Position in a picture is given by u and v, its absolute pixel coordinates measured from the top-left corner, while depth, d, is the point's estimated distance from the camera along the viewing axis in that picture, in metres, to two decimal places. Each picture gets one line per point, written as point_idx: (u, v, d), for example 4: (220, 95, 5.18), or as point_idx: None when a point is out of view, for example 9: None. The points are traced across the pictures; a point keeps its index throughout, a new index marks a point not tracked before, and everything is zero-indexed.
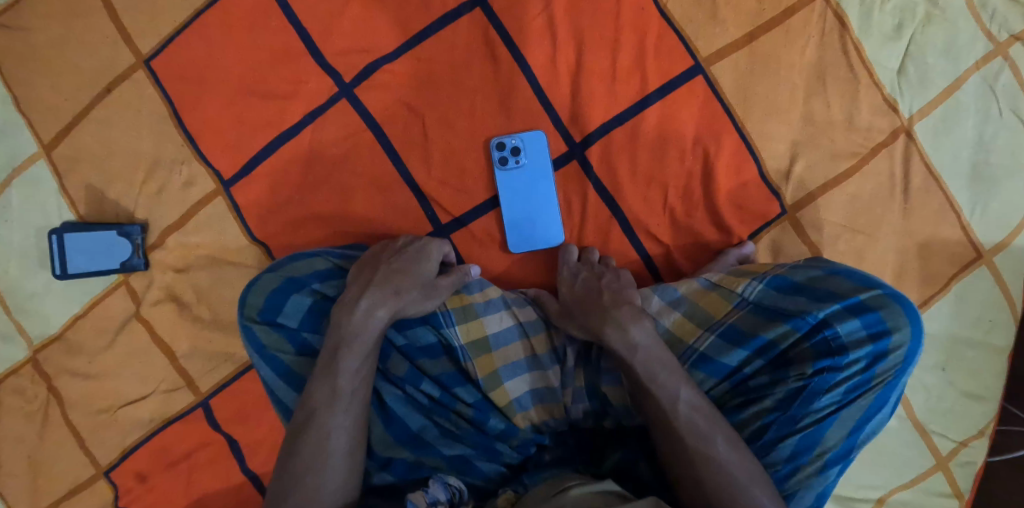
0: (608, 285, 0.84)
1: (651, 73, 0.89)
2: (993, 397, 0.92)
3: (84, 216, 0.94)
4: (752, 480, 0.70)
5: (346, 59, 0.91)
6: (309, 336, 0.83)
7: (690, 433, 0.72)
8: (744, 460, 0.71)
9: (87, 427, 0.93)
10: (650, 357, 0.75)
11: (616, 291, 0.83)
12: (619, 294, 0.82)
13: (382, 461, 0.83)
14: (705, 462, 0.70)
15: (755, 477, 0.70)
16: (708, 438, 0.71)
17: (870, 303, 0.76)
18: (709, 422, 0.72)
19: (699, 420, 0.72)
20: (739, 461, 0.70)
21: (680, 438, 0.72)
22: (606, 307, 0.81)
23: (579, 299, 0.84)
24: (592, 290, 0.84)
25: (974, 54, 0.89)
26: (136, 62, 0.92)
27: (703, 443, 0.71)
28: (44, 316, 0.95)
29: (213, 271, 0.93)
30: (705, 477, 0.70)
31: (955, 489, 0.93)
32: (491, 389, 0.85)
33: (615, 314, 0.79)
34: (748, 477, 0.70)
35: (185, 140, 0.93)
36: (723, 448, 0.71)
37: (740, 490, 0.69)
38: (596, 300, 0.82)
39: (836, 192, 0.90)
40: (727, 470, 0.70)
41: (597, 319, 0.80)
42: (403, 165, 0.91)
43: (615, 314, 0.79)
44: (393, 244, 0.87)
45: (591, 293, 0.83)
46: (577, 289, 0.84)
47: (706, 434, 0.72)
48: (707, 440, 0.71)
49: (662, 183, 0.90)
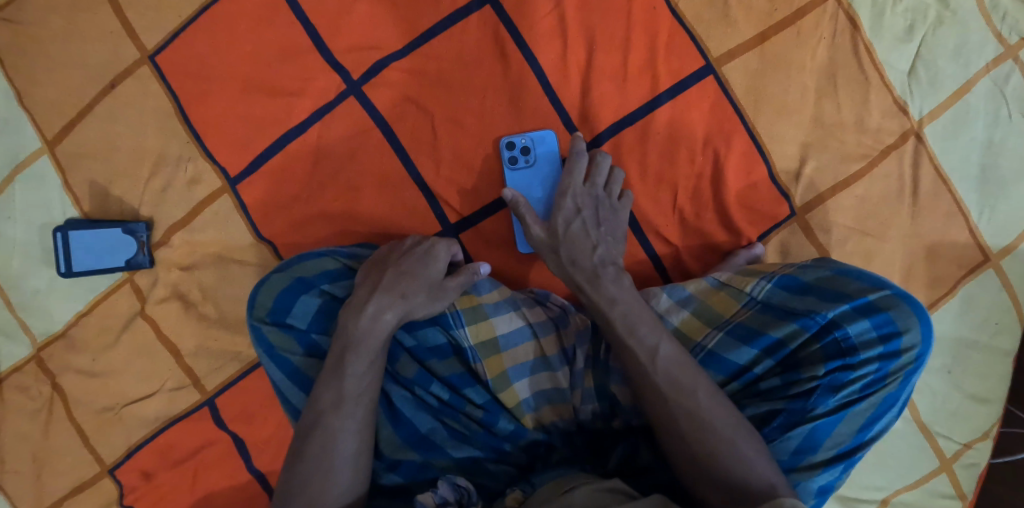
0: (604, 238, 0.83)
1: (662, 73, 0.88)
2: (998, 400, 0.93)
3: (88, 213, 0.93)
4: (736, 429, 0.70)
5: (355, 56, 0.90)
6: (318, 337, 0.83)
7: (670, 387, 0.72)
8: (726, 414, 0.71)
9: (91, 425, 0.93)
10: (629, 312, 0.76)
11: (608, 246, 0.83)
12: (608, 250, 0.83)
13: (390, 462, 0.83)
14: (686, 416, 0.71)
15: (743, 429, 0.70)
16: (681, 391, 0.72)
17: (880, 303, 0.76)
18: (686, 376, 0.72)
19: (674, 376, 0.72)
20: (718, 411, 0.71)
21: (661, 392, 0.72)
22: (596, 265, 0.81)
23: (572, 242, 0.82)
24: (586, 236, 0.83)
25: (984, 57, 0.89)
26: (141, 58, 0.91)
27: (683, 396, 0.72)
28: (47, 314, 0.94)
29: (220, 269, 0.93)
30: (688, 432, 0.71)
31: (958, 490, 0.94)
32: (500, 390, 0.85)
33: (603, 273, 0.80)
34: (733, 432, 0.70)
35: (191, 137, 0.91)
36: (705, 401, 0.71)
37: (725, 441, 0.69)
38: (589, 253, 0.82)
39: (845, 194, 0.91)
40: (712, 422, 0.70)
41: (583, 271, 0.81)
42: (412, 163, 0.91)
43: (603, 273, 0.80)
44: (401, 246, 0.86)
45: (585, 240, 0.83)
46: (573, 230, 0.83)
47: (689, 388, 0.72)
48: (687, 392, 0.71)
49: (671, 184, 0.90)
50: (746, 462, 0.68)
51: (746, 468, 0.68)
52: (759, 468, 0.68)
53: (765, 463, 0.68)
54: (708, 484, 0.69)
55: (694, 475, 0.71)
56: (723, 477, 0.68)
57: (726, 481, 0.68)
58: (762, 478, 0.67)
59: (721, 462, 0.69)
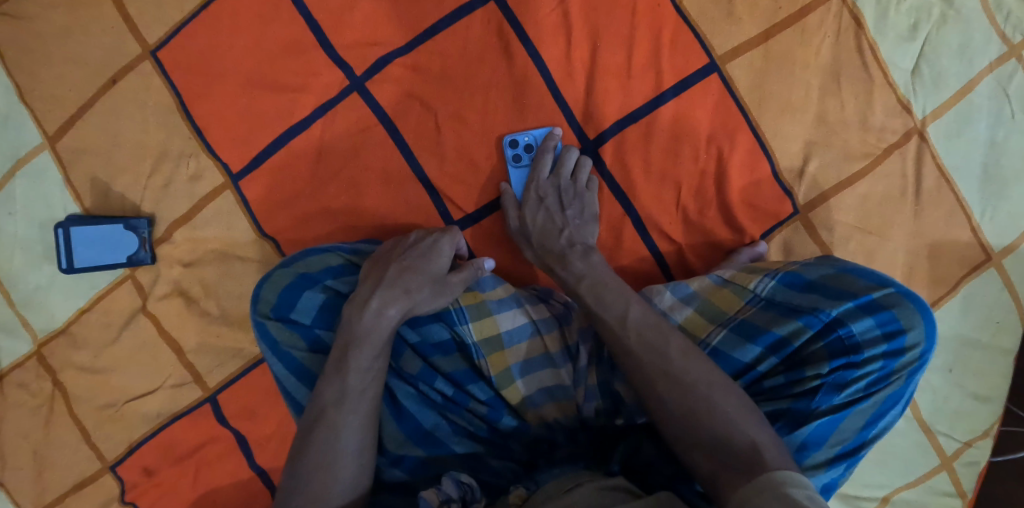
0: (571, 222, 0.87)
1: (666, 70, 0.88)
2: (999, 398, 0.93)
3: (90, 209, 0.93)
4: (720, 392, 0.70)
5: (358, 52, 0.89)
6: (321, 333, 0.83)
7: (644, 349, 0.74)
8: (704, 371, 0.72)
9: (92, 422, 0.92)
10: (597, 283, 0.80)
11: (576, 230, 0.86)
12: (576, 234, 0.86)
13: (394, 458, 0.83)
14: (664, 378, 0.72)
15: (724, 386, 0.71)
16: (652, 351, 0.74)
17: (883, 301, 0.76)
18: (656, 341, 0.75)
19: (643, 340, 0.75)
20: (695, 372, 0.72)
21: (635, 354, 0.75)
22: (563, 247, 0.85)
23: (540, 229, 0.86)
24: (553, 223, 0.86)
25: (987, 56, 0.89)
26: (143, 53, 0.90)
27: (655, 356, 0.74)
28: (48, 311, 0.93)
29: (222, 266, 0.92)
30: (666, 393, 0.72)
31: (959, 488, 0.94)
32: (503, 386, 0.85)
33: (568, 255, 0.84)
34: (710, 387, 0.70)
35: (193, 132, 0.91)
36: (679, 360, 0.73)
37: (703, 399, 0.70)
38: (556, 237, 0.85)
39: (848, 193, 0.91)
40: (690, 379, 0.71)
41: (551, 255, 0.85)
42: (415, 160, 0.90)
43: (568, 255, 0.84)
44: (405, 241, 0.85)
45: (553, 227, 0.86)
46: (539, 218, 0.87)
47: (661, 347, 0.74)
48: (660, 353, 0.74)
49: (675, 181, 0.90)
50: (730, 421, 0.68)
51: (729, 429, 0.68)
52: (745, 428, 0.68)
53: (750, 422, 0.68)
54: (694, 448, 0.69)
55: (681, 439, 0.71)
56: (709, 438, 0.69)
57: (712, 443, 0.68)
58: (746, 437, 0.67)
59: (706, 424, 0.69)
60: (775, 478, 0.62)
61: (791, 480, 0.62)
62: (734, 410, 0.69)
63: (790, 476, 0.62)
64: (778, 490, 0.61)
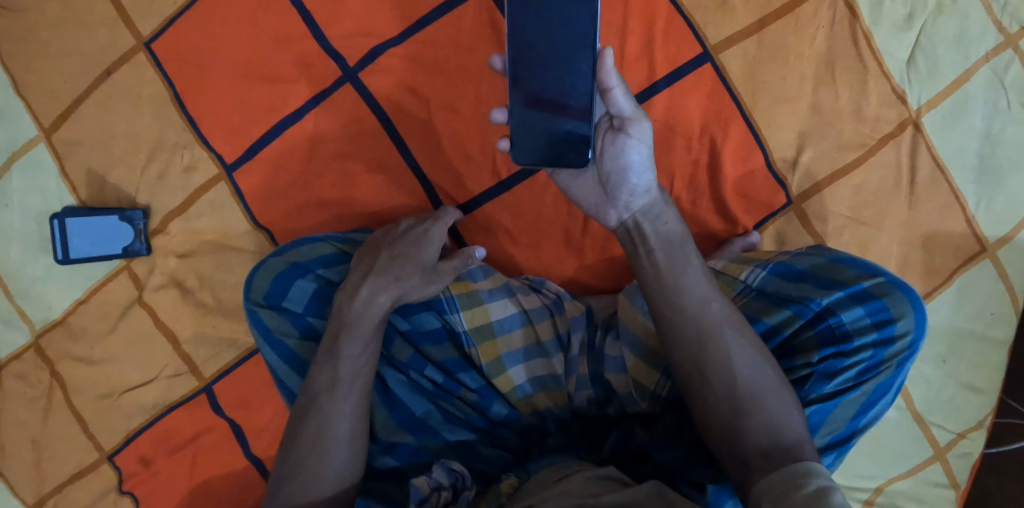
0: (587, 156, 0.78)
1: (659, 60, 0.88)
2: (993, 390, 0.93)
3: (86, 200, 0.94)
4: (782, 383, 0.68)
5: (351, 43, 0.89)
6: (313, 320, 0.84)
7: (729, 324, 0.69)
8: (766, 360, 0.69)
9: (89, 412, 0.93)
10: (682, 243, 0.73)
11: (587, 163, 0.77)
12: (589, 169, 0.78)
13: (386, 445, 0.84)
14: (738, 356, 0.68)
15: (781, 377, 0.69)
16: (736, 327, 0.69)
17: (874, 291, 0.75)
18: (738, 319, 0.70)
19: (729, 316, 0.70)
20: (766, 358, 0.69)
21: (717, 326, 0.69)
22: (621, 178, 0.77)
23: None
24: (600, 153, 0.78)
25: (983, 45, 0.88)
26: (137, 45, 0.91)
27: (738, 334, 0.69)
28: (45, 302, 0.94)
29: (217, 256, 0.93)
30: (737, 373, 0.67)
31: (952, 479, 0.94)
32: (494, 375, 0.85)
33: None
34: (774, 375, 0.68)
35: (187, 124, 0.91)
36: (750, 342, 0.69)
37: (767, 386, 0.67)
38: None
39: (841, 184, 0.90)
40: (759, 363, 0.68)
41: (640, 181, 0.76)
42: (408, 151, 0.91)
43: None
44: (395, 229, 0.86)
45: None
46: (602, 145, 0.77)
47: (739, 325, 0.70)
48: (740, 329, 0.69)
49: (667, 172, 0.90)
50: (784, 412, 0.66)
51: (784, 419, 0.66)
52: (793, 420, 0.66)
53: (800, 417, 0.66)
54: (743, 434, 0.66)
55: (723, 425, 0.67)
56: (761, 424, 0.65)
57: (763, 431, 0.65)
58: (794, 429, 0.65)
59: (764, 411, 0.66)
60: (816, 470, 0.60)
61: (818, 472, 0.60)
62: (790, 401, 0.67)
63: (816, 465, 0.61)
64: (814, 485, 0.59)
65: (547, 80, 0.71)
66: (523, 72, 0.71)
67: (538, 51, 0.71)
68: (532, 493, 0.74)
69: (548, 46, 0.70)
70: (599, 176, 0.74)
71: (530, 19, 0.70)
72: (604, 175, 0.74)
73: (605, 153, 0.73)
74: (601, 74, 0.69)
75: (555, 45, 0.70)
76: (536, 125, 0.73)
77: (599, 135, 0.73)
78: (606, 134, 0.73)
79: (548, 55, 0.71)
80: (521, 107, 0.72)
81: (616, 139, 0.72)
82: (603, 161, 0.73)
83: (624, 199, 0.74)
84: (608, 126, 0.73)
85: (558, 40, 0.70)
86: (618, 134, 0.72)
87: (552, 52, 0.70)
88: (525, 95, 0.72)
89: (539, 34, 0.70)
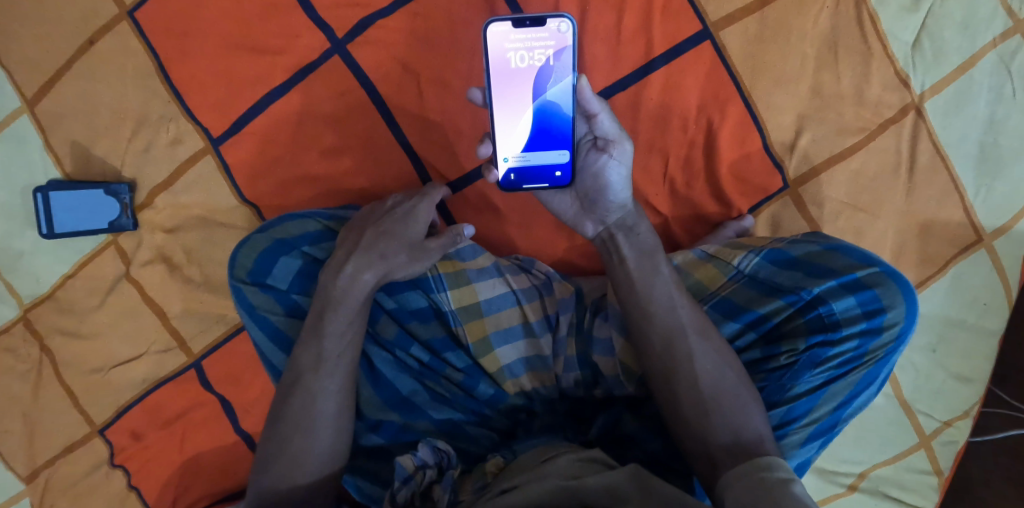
0: None
1: (657, 37, 0.85)
2: (982, 380, 0.93)
3: (71, 174, 0.93)
4: (745, 385, 0.71)
5: (339, 13, 0.87)
6: (298, 298, 0.84)
7: (695, 328, 0.73)
8: (730, 364, 0.72)
9: (80, 385, 0.94)
10: (652, 248, 0.77)
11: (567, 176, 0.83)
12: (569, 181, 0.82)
13: (371, 423, 0.84)
14: (704, 360, 0.71)
15: (746, 379, 0.72)
16: (702, 331, 0.73)
17: (867, 280, 0.74)
18: (704, 323, 0.73)
19: (696, 320, 0.73)
20: (730, 362, 0.72)
21: (684, 329, 0.73)
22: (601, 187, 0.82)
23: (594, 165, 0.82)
24: None
25: (991, 30, 0.85)
26: (120, 13, 0.88)
27: (703, 337, 0.72)
28: (34, 276, 0.94)
29: (204, 232, 0.92)
30: (701, 374, 0.71)
31: (935, 466, 0.95)
32: (481, 355, 0.85)
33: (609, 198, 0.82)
34: (738, 378, 0.71)
35: (172, 96, 0.90)
36: (716, 345, 0.72)
37: (731, 388, 0.70)
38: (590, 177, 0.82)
39: (838, 169, 0.89)
40: (721, 366, 0.71)
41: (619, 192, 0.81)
42: (397, 126, 0.89)
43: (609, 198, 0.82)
44: (382, 206, 0.84)
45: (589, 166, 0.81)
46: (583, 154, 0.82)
47: (704, 328, 0.73)
48: (707, 332, 0.73)
49: (662, 152, 0.88)
50: (746, 411, 0.69)
51: (746, 420, 0.69)
52: (754, 420, 0.69)
53: (762, 416, 0.69)
54: (706, 432, 0.69)
55: (690, 423, 0.70)
56: (723, 424, 0.69)
57: (724, 432, 0.68)
58: (755, 429, 0.68)
59: (725, 412, 0.69)
60: (780, 464, 0.64)
61: (779, 468, 0.64)
62: (752, 403, 0.70)
63: (775, 461, 0.65)
64: (778, 477, 0.63)
65: (526, 104, 0.76)
66: (503, 96, 0.76)
67: (518, 79, 0.75)
68: (517, 473, 0.73)
69: (528, 74, 0.75)
70: (580, 191, 0.79)
71: (511, 48, 0.74)
72: (583, 191, 0.79)
73: (588, 171, 0.78)
74: (584, 101, 0.72)
75: (536, 74, 0.75)
76: (518, 146, 0.78)
77: (582, 152, 0.78)
78: (589, 152, 0.77)
79: (528, 81, 0.75)
80: (503, 128, 0.77)
81: (597, 158, 0.77)
82: (584, 178, 0.78)
83: (601, 212, 0.79)
84: (591, 144, 0.77)
85: (538, 69, 0.75)
86: (599, 153, 0.76)
87: (531, 80, 0.75)
88: (505, 117, 0.77)
89: (520, 62, 0.75)
